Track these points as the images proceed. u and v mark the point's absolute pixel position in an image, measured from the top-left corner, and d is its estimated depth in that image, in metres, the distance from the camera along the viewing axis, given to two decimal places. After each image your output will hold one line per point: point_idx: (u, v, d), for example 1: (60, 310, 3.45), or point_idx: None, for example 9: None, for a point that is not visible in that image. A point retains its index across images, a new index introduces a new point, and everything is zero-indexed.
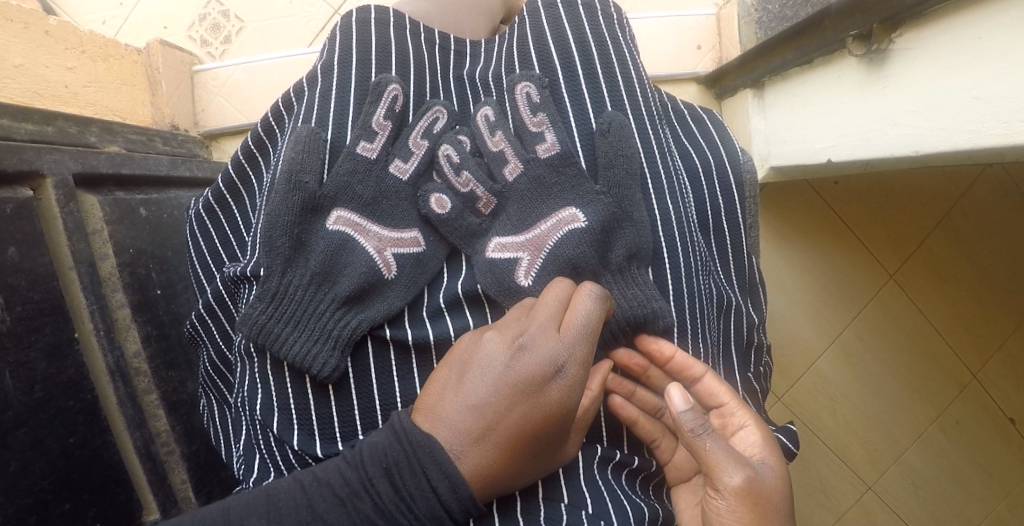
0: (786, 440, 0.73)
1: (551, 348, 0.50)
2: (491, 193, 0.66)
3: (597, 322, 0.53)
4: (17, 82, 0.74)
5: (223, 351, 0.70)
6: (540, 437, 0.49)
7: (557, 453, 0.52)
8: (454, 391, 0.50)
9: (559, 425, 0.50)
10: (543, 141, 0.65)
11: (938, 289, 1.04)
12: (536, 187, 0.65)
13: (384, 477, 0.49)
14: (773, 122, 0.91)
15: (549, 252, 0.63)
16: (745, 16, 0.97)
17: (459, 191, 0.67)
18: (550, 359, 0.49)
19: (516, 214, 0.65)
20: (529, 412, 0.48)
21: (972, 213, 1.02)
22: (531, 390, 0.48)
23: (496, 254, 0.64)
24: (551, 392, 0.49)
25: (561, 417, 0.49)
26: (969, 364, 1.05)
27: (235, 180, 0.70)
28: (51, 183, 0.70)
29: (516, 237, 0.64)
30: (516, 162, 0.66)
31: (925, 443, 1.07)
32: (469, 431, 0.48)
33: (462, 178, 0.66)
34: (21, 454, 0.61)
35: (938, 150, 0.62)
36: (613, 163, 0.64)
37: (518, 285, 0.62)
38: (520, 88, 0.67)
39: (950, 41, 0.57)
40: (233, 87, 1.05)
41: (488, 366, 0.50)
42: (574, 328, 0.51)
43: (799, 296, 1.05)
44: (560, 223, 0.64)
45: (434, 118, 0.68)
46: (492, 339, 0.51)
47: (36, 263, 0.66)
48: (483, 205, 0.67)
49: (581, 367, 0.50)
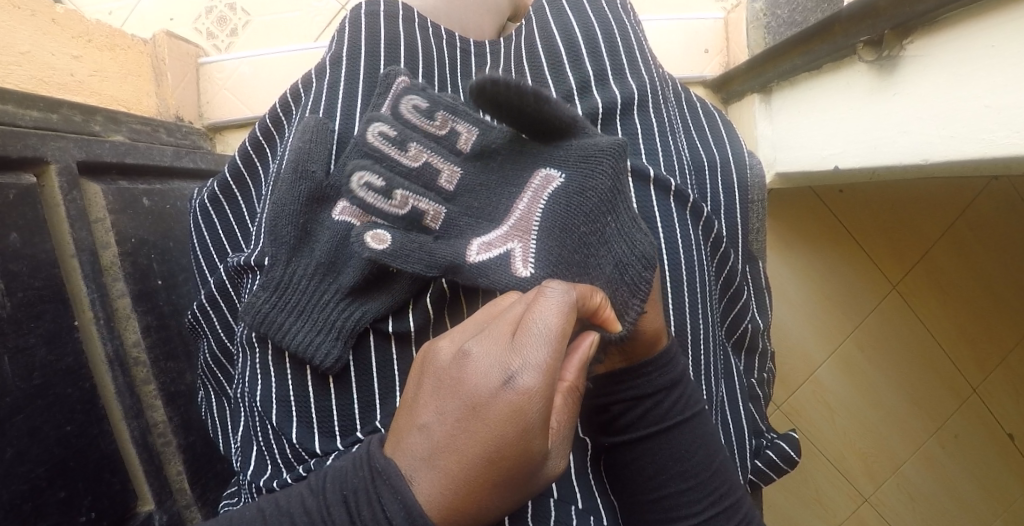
0: (788, 447, 0.73)
1: (496, 358, 0.39)
2: (437, 203, 0.60)
3: (568, 327, 0.40)
4: (24, 69, 0.74)
5: (225, 343, 0.69)
6: (500, 460, 0.38)
7: (537, 483, 0.41)
8: (412, 410, 0.41)
9: (522, 447, 0.38)
10: (459, 134, 0.61)
11: (942, 302, 1.02)
12: (496, 176, 0.61)
13: (344, 509, 0.41)
14: (779, 127, 0.91)
15: (539, 229, 0.57)
16: (753, 20, 0.98)
17: (397, 213, 0.59)
18: (495, 368, 0.39)
19: (477, 205, 0.61)
20: (477, 432, 0.38)
21: (977, 223, 0.99)
22: (477, 404, 0.38)
23: (481, 255, 0.58)
24: (500, 408, 0.38)
25: (521, 437, 0.38)
26: (968, 377, 1.03)
27: (241, 170, 0.70)
28: (55, 170, 0.70)
29: (497, 231, 0.59)
30: (450, 167, 0.61)
31: (925, 455, 1.06)
32: (421, 452, 0.39)
33: (397, 199, 0.59)
34: (17, 441, 0.60)
35: (948, 157, 0.61)
36: (556, 123, 0.55)
37: (520, 277, 0.56)
38: (397, 82, 0.63)
39: (964, 47, 0.57)
40: (238, 80, 1.05)
41: (437, 379, 0.41)
42: (530, 329, 0.39)
43: (799, 301, 1.06)
44: (537, 189, 0.58)
45: (414, 105, 0.61)
46: (444, 348, 0.42)
47: (38, 250, 0.66)
48: (431, 217, 0.60)
49: (540, 377, 0.38)
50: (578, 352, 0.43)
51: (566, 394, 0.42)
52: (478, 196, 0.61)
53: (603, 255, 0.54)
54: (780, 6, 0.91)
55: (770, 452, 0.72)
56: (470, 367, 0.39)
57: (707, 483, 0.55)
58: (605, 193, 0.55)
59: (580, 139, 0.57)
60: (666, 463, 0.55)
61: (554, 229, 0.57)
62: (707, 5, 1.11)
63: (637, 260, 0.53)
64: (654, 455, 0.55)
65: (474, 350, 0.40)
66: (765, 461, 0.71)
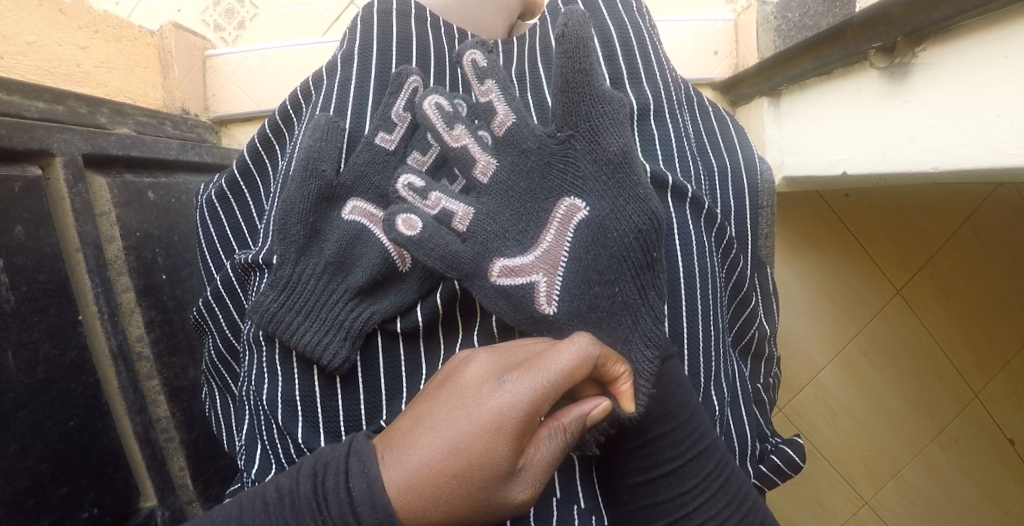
0: (793, 452, 0.72)
1: (499, 367, 0.44)
2: (490, 155, 0.57)
3: (580, 369, 0.44)
4: (30, 59, 0.73)
5: (230, 340, 0.69)
6: (466, 453, 0.41)
7: (496, 497, 0.42)
8: (413, 403, 0.46)
9: (490, 447, 0.41)
10: (496, 114, 0.58)
11: (946, 309, 1.00)
12: (521, 180, 0.57)
13: (310, 481, 0.43)
14: (788, 130, 0.91)
15: (567, 265, 0.56)
16: (764, 22, 0.98)
17: (450, 145, 0.58)
18: (493, 374, 0.43)
19: (503, 222, 0.57)
20: (455, 420, 0.41)
21: (985, 231, 0.96)
22: (465, 398, 0.42)
23: (505, 281, 0.56)
24: (484, 405, 0.41)
25: (492, 438, 0.41)
26: (969, 381, 1.01)
27: (249, 165, 0.69)
28: (60, 162, 0.69)
29: (523, 258, 0.57)
30: (464, 209, 0.57)
31: (926, 460, 1.05)
32: (403, 431, 0.43)
33: (454, 131, 0.58)
34: (21, 436, 0.60)
35: (957, 166, 0.61)
36: (573, 111, 0.55)
37: (544, 315, 0.56)
38: (409, 81, 0.63)
39: (977, 58, 0.57)
40: (245, 73, 1.04)
41: (444, 379, 0.46)
42: (545, 359, 0.43)
43: (805, 307, 1.07)
44: (563, 218, 0.56)
45: (472, 60, 0.59)
46: (461, 359, 0.47)
47: (42, 243, 0.65)
48: (481, 169, 0.58)
49: (530, 393, 0.42)
50: (594, 405, 0.46)
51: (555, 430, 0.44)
52: (511, 206, 0.57)
53: (612, 323, 0.55)
54: (790, 10, 0.90)
55: (775, 457, 0.71)
56: (470, 371, 0.44)
57: (686, 425, 0.53)
58: (616, 250, 0.55)
59: (591, 172, 0.56)
60: (650, 406, 0.53)
61: (582, 267, 0.56)
62: (718, 7, 1.10)
63: (641, 338, 0.55)
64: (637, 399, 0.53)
65: (483, 359, 0.45)
66: (770, 466, 0.71)
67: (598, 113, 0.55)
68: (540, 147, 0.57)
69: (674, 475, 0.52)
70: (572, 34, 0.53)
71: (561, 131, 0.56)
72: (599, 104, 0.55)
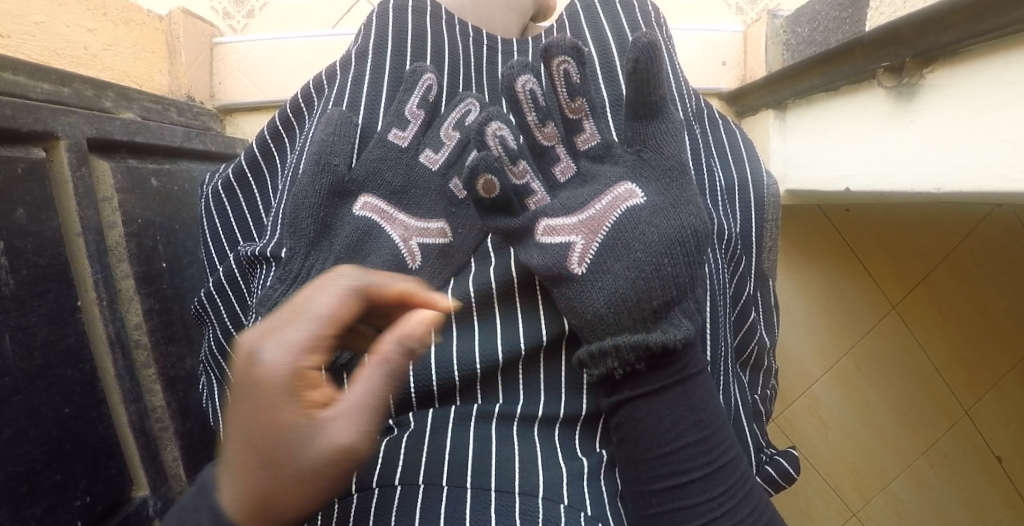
0: (787, 464, 0.73)
1: (257, 333, 0.39)
2: (573, 159, 0.61)
3: (337, 310, 0.41)
4: (37, 39, 0.72)
5: (230, 332, 0.67)
6: (263, 432, 0.36)
7: (322, 462, 0.36)
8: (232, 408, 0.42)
9: (282, 417, 0.36)
10: (583, 131, 0.61)
11: (942, 325, 1.02)
12: (592, 180, 0.60)
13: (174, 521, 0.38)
14: (792, 144, 0.91)
15: (608, 234, 0.57)
16: (773, 36, 0.98)
17: (540, 141, 0.61)
18: (250, 344, 0.38)
19: (567, 200, 0.59)
20: (239, 403, 0.37)
21: (981, 252, 0.98)
22: (242, 378, 0.37)
23: (546, 238, 0.59)
24: (251, 377, 0.37)
25: (277, 408, 0.36)
26: (960, 397, 1.03)
27: (258, 157, 0.69)
28: (65, 145, 0.68)
29: (568, 218, 0.58)
30: (543, 194, 0.61)
31: (914, 475, 1.06)
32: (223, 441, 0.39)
33: (546, 130, 0.61)
34: (16, 422, 0.59)
35: (960, 189, 0.62)
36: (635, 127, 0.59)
37: (571, 274, 0.57)
38: (423, 80, 0.65)
39: (985, 82, 0.58)
40: (253, 63, 1.03)
41: None
42: (302, 309, 0.40)
43: (802, 320, 1.07)
44: (618, 197, 0.58)
45: (565, 70, 0.58)
46: None
47: (43, 227, 0.64)
48: (561, 169, 0.61)
49: (282, 350, 0.37)
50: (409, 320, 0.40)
51: (372, 364, 0.39)
52: (575, 193, 0.60)
53: (660, 302, 0.55)
54: (800, 25, 0.91)
55: (770, 468, 0.72)
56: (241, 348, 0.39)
57: (715, 436, 0.54)
58: (671, 238, 0.56)
59: (654, 175, 0.58)
60: (681, 413, 0.54)
61: (638, 253, 0.56)
62: (727, 18, 1.11)
63: (683, 311, 0.56)
64: (670, 406, 0.54)
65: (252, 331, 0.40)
66: (765, 477, 0.72)
67: (667, 131, 0.59)
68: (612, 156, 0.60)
69: (702, 482, 0.53)
70: (644, 67, 0.55)
71: (627, 146, 0.60)
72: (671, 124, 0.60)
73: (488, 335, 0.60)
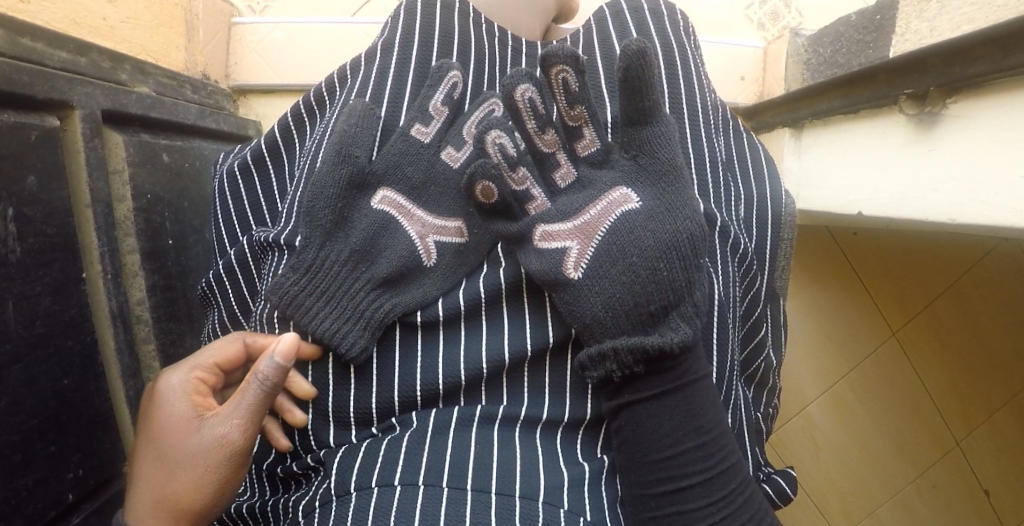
0: (784, 484, 0.73)
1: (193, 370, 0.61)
2: (574, 165, 0.61)
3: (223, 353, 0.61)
4: (56, 6, 0.72)
5: (239, 316, 0.68)
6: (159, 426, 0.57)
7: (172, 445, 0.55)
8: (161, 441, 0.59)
9: (168, 416, 0.57)
10: (582, 138, 0.60)
11: (937, 353, 1.02)
12: (591, 184, 0.60)
13: None
14: (807, 164, 0.91)
15: (602, 240, 0.57)
16: (794, 55, 0.98)
17: (541, 148, 0.60)
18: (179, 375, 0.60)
19: (559, 206, 0.59)
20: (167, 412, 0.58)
21: (984, 284, 0.98)
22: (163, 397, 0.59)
23: (543, 244, 0.59)
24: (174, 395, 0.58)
25: (163, 411, 0.57)
26: (952, 426, 1.02)
27: (278, 142, 0.69)
28: (79, 116, 0.68)
29: (564, 224, 0.58)
30: (543, 199, 0.60)
31: (902, 502, 1.07)
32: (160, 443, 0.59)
33: (546, 136, 0.60)
34: (14, 390, 0.59)
35: (977, 222, 0.62)
36: (633, 133, 0.59)
37: (566, 279, 0.57)
38: (449, 76, 0.65)
39: (1011, 117, 0.57)
40: (271, 45, 1.02)
41: None
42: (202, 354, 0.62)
43: (800, 339, 1.09)
44: (613, 203, 0.58)
45: (563, 79, 0.57)
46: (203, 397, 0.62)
47: (53, 196, 0.64)
48: (561, 175, 0.61)
49: (178, 373, 0.59)
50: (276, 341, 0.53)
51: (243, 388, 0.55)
52: (575, 198, 0.60)
53: (658, 308, 0.55)
54: (823, 45, 0.91)
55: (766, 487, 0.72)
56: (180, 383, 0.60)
57: (714, 443, 0.54)
58: (667, 244, 0.56)
59: (649, 184, 0.58)
60: (681, 418, 0.54)
61: (636, 258, 0.56)
62: (749, 33, 1.11)
63: (680, 318, 0.56)
64: (670, 413, 0.54)
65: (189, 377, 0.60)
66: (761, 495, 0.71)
67: (660, 134, 0.59)
68: (613, 163, 0.60)
69: (700, 487, 0.53)
70: (633, 73, 0.54)
71: (626, 152, 0.60)
72: (664, 128, 0.59)
73: (495, 336, 0.60)
